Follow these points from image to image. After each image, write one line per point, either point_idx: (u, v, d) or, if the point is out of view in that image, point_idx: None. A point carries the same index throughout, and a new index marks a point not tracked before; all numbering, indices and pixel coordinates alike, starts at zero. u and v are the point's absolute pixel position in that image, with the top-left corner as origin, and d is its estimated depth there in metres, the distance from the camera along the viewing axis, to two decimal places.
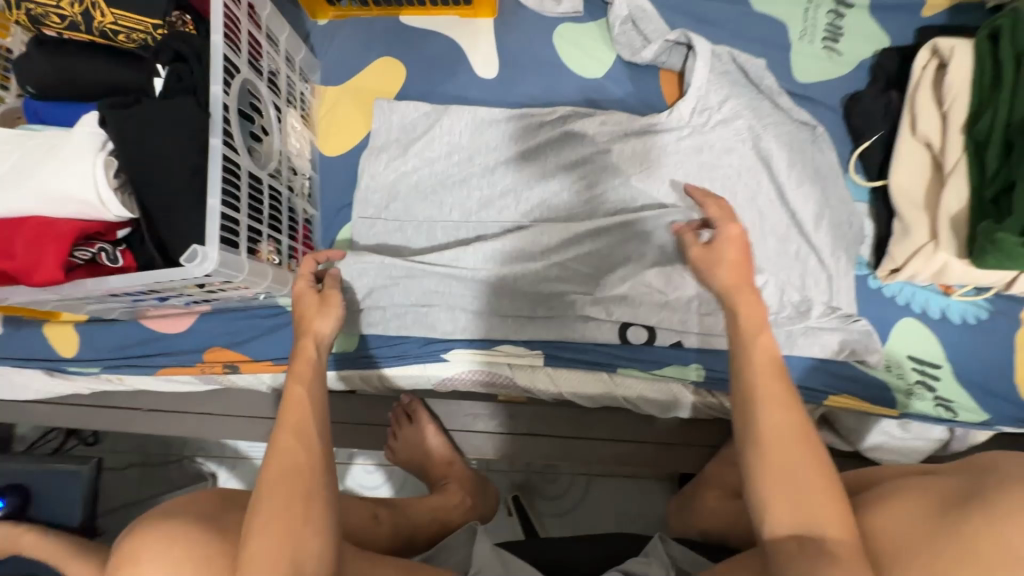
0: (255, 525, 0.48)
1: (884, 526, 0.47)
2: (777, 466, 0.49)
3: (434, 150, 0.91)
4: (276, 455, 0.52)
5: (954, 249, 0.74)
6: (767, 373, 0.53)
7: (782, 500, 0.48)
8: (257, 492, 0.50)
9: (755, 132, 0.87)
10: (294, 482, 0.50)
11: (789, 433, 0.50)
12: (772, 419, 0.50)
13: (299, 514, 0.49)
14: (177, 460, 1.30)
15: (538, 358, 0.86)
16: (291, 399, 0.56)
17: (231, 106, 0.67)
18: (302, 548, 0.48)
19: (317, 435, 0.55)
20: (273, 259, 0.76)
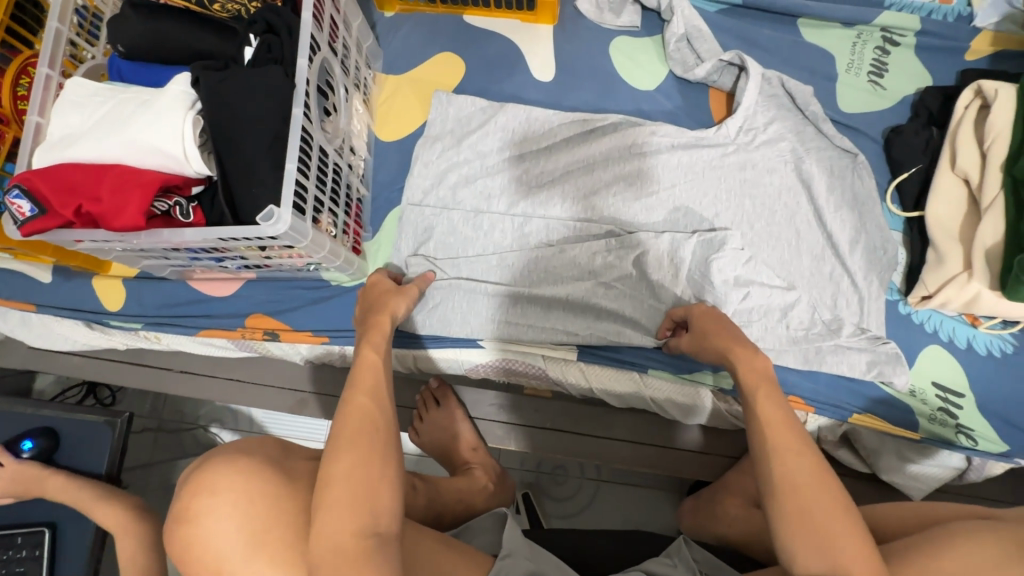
0: (334, 470, 0.51)
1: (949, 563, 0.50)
2: (799, 515, 0.53)
3: (487, 144, 0.95)
4: (350, 412, 0.56)
5: (988, 280, 0.77)
6: (775, 426, 0.58)
7: (808, 543, 0.52)
8: (334, 445, 0.53)
9: (797, 155, 0.90)
10: (367, 436, 0.54)
11: (802, 483, 0.54)
12: (787, 468, 0.55)
13: (374, 466, 0.52)
14: (191, 428, 1.31)
15: (572, 352, 0.88)
16: (363, 366, 0.63)
17: (312, 80, 0.70)
18: (379, 499, 0.51)
19: (387, 397, 0.60)
20: (330, 231, 0.79)
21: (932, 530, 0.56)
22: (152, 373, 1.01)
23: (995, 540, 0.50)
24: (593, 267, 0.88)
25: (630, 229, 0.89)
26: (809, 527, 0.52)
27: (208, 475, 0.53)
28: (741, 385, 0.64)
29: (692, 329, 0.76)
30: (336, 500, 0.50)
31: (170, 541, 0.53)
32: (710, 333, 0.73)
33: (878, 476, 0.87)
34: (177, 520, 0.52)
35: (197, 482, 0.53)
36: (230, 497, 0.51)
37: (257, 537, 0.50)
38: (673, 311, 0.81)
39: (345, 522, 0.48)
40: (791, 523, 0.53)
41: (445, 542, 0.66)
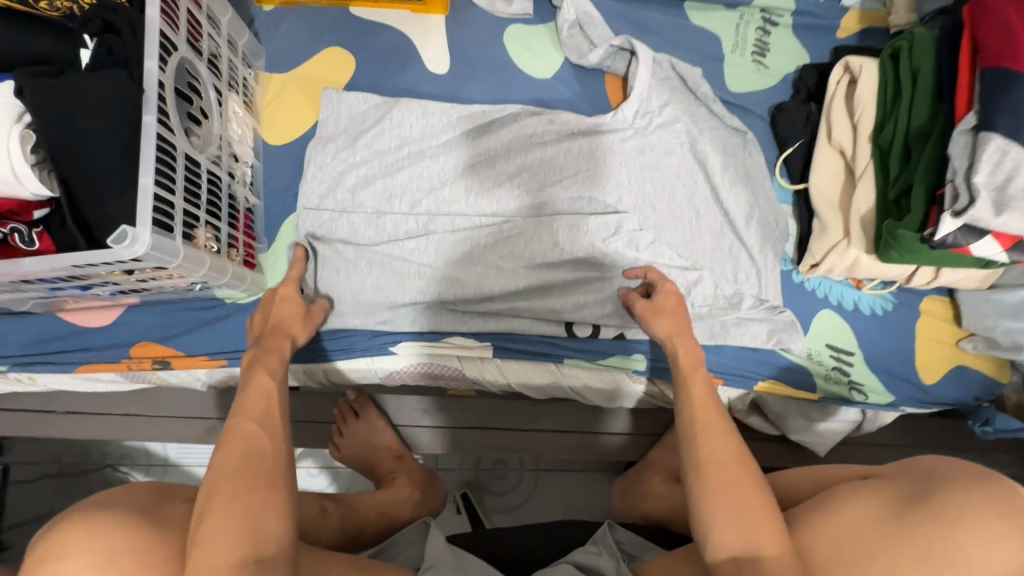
0: (216, 498, 0.51)
1: (847, 522, 0.52)
2: (716, 493, 0.55)
3: (384, 142, 0.90)
4: (237, 440, 0.56)
5: (864, 245, 0.82)
6: (704, 407, 0.63)
7: (723, 519, 0.54)
8: (216, 472, 0.53)
9: (692, 135, 0.92)
10: (256, 464, 0.55)
11: (723, 462, 0.57)
12: (709, 447, 0.59)
13: (261, 494, 0.53)
14: (97, 469, 1.20)
15: (486, 350, 0.87)
16: (255, 389, 0.63)
17: (167, 84, 0.64)
18: (264, 527, 0.51)
19: (278, 424, 0.60)
20: (210, 246, 0.73)
21: (823, 494, 0.59)
22: (32, 418, 0.91)
23: (874, 498, 0.53)
24: (528, 255, 0.86)
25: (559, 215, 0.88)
26: (727, 502, 0.54)
27: (62, 538, 0.49)
28: (679, 368, 0.69)
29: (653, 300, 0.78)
30: (217, 527, 0.49)
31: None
32: (669, 310, 0.76)
33: (787, 438, 0.91)
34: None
35: (50, 547, 0.48)
36: (84, 559, 0.47)
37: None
38: (649, 270, 0.82)
39: (225, 551, 0.48)
40: (710, 501, 0.55)
41: (359, 564, 0.64)
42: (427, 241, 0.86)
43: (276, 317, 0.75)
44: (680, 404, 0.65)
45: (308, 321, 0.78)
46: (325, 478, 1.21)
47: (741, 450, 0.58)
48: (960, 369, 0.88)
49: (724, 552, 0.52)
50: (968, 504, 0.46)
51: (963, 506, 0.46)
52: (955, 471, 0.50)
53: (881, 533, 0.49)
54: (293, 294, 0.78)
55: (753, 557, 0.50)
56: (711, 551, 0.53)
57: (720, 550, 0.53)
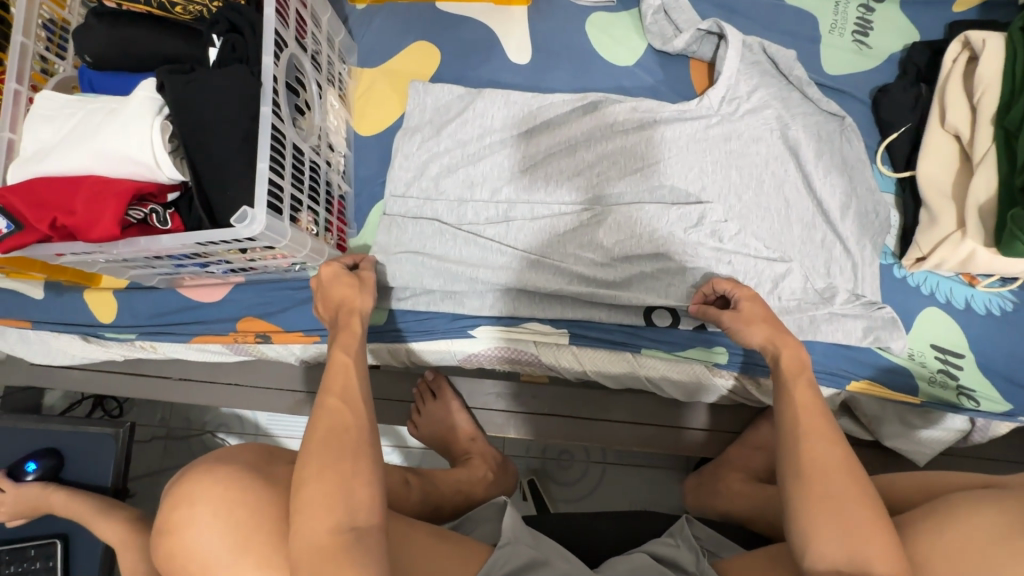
0: (307, 468, 0.54)
1: (961, 534, 0.49)
2: (821, 500, 0.53)
3: (466, 133, 0.93)
4: (321, 416, 0.58)
5: (982, 237, 0.75)
6: (810, 415, 0.58)
7: (828, 530, 0.51)
8: (306, 447, 0.56)
9: (783, 121, 0.88)
10: (338, 437, 0.56)
11: (832, 471, 0.54)
12: (814, 451, 0.55)
13: (348, 466, 0.54)
14: (198, 434, 1.32)
15: (563, 337, 0.87)
16: (336, 368, 0.64)
17: (280, 78, 0.70)
18: (354, 495, 0.53)
19: (359, 397, 0.61)
20: (311, 229, 0.79)
21: (937, 501, 0.55)
22: (152, 382, 1.02)
23: (996, 510, 0.49)
24: (604, 244, 0.86)
25: (637, 202, 0.87)
26: (833, 514, 0.52)
27: (188, 487, 0.56)
28: (779, 373, 0.63)
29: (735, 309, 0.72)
30: (313, 499, 0.52)
31: (158, 554, 0.57)
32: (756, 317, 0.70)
33: (881, 444, 0.86)
34: (162, 533, 0.56)
35: (178, 495, 0.56)
36: (206, 509, 0.55)
37: (243, 547, 0.53)
38: (717, 282, 0.77)
39: (322, 521, 0.51)
40: (813, 509, 0.53)
41: (443, 536, 0.68)
42: (510, 226, 0.88)
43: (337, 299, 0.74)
44: (783, 407, 0.60)
45: (364, 292, 0.75)
46: (397, 456, 1.27)
47: (851, 458, 0.55)
48: None
49: (826, 565, 0.51)
50: None
51: None
52: None
53: (1011, 549, 0.45)
54: (341, 270, 0.76)
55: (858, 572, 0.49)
56: (810, 562, 0.52)
57: (822, 560, 0.51)
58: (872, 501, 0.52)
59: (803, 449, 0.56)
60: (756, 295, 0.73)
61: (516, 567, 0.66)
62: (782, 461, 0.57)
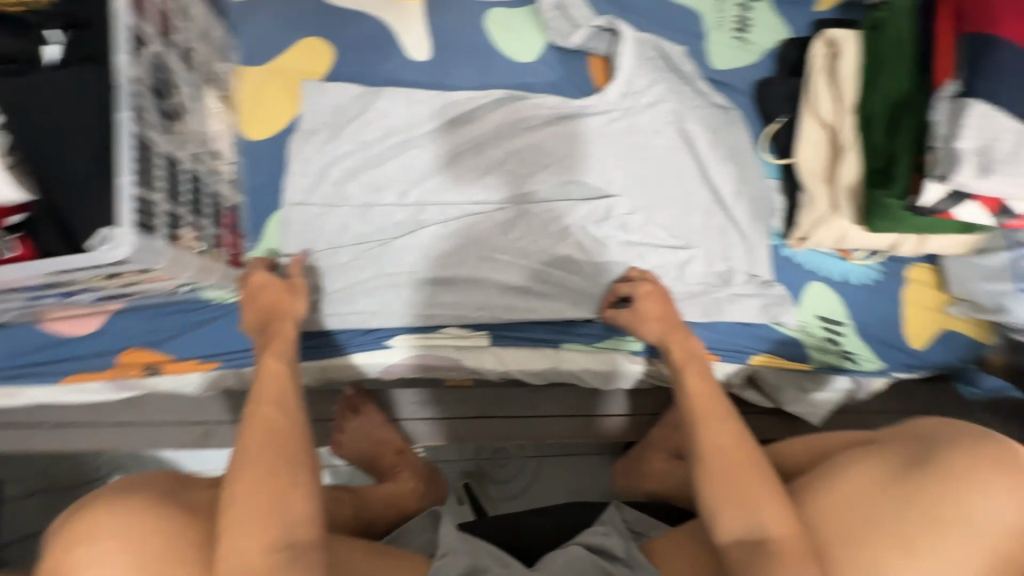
0: (237, 483, 0.51)
1: (855, 487, 0.57)
2: (719, 477, 0.58)
3: (369, 134, 0.89)
4: (253, 426, 0.56)
5: (852, 216, 0.83)
6: (703, 400, 0.65)
7: (728, 505, 0.56)
8: (240, 458, 0.53)
9: (679, 114, 0.92)
10: (274, 448, 0.55)
11: (727, 449, 0.59)
12: (711, 434, 0.61)
13: (283, 477, 0.53)
14: (89, 481, 1.17)
15: (483, 339, 0.86)
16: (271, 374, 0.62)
17: (141, 79, 0.62)
18: (289, 509, 0.51)
19: (293, 404, 0.60)
20: (196, 246, 0.71)
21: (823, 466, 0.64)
22: (19, 432, 0.89)
23: (879, 464, 0.58)
24: (518, 243, 0.86)
25: (546, 199, 0.88)
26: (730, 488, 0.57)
27: (84, 526, 0.49)
28: (675, 366, 0.71)
29: (633, 307, 0.78)
30: (246, 517, 0.49)
31: None
32: (653, 316, 0.77)
33: (782, 410, 0.93)
34: None
35: (72, 536, 0.49)
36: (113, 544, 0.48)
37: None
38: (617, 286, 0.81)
39: (255, 539, 0.49)
40: (714, 487, 0.57)
41: (376, 551, 0.65)
42: (421, 229, 0.85)
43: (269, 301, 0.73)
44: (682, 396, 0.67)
45: (294, 294, 0.74)
46: (325, 476, 1.20)
47: (742, 433, 0.61)
48: (945, 334, 0.90)
49: (731, 536, 0.55)
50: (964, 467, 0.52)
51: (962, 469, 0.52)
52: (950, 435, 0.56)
53: (894, 496, 0.54)
54: (270, 277, 0.74)
55: (760, 539, 0.53)
56: (720, 537, 0.56)
57: (727, 533, 0.55)
58: (765, 471, 0.57)
59: (701, 435, 0.61)
60: (656, 288, 0.78)
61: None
62: (689, 450, 0.62)
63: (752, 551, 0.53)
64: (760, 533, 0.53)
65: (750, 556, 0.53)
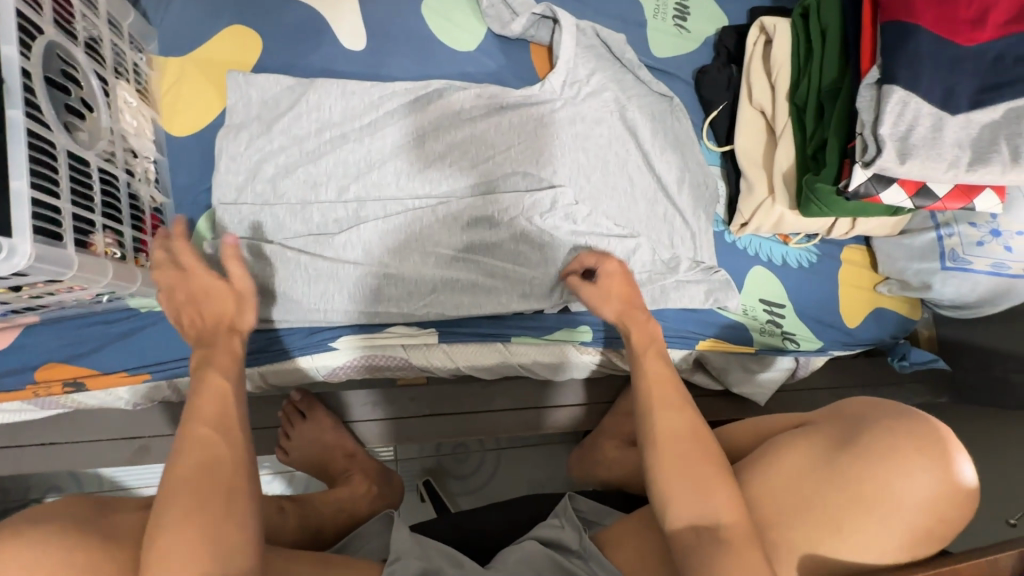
0: (164, 524, 0.47)
1: (790, 468, 0.60)
2: (675, 465, 0.58)
3: (302, 127, 0.85)
4: (184, 454, 0.51)
5: (788, 202, 0.84)
6: (660, 386, 0.64)
7: (682, 493, 0.56)
8: (170, 488, 0.49)
9: (621, 104, 0.92)
10: (210, 478, 0.50)
11: (681, 439, 0.60)
12: (666, 422, 0.61)
13: (221, 505, 0.49)
14: (19, 505, 1.09)
15: (432, 336, 0.84)
16: (213, 384, 0.57)
17: (34, 73, 0.57)
18: (227, 541, 0.48)
19: (235, 424, 0.56)
20: (112, 253, 0.67)
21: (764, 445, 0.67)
22: None
23: (812, 445, 0.61)
24: (462, 237, 0.84)
25: (490, 191, 0.86)
26: (684, 477, 0.57)
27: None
28: (632, 346, 0.69)
29: (597, 280, 0.75)
30: (175, 561, 0.45)
31: None
32: (614, 294, 0.74)
33: (730, 392, 0.96)
34: None
35: None
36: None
37: None
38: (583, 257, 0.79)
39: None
40: (668, 477, 0.58)
41: (323, 560, 0.63)
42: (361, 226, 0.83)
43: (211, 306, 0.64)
44: (640, 380, 0.65)
45: (245, 305, 0.65)
46: (279, 483, 1.16)
47: (696, 420, 0.61)
48: (878, 311, 0.94)
49: (684, 523, 0.56)
50: (886, 445, 0.56)
51: (885, 448, 0.56)
52: (875, 413, 0.60)
53: (824, 477, 0.57)
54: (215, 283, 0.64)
55: (711, 527, 0.54)
56: (671, 525, 0.56)
57: (679, 520, 0.56)
58: (715, 458, 0.58)
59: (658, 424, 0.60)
60: (623, 267, 0.76)
61: None
62: (641, 438, 0.62)
63: (705, 538, 0.54)
64: (710, 519, 0.55)
65: (701, 543, 0.54)
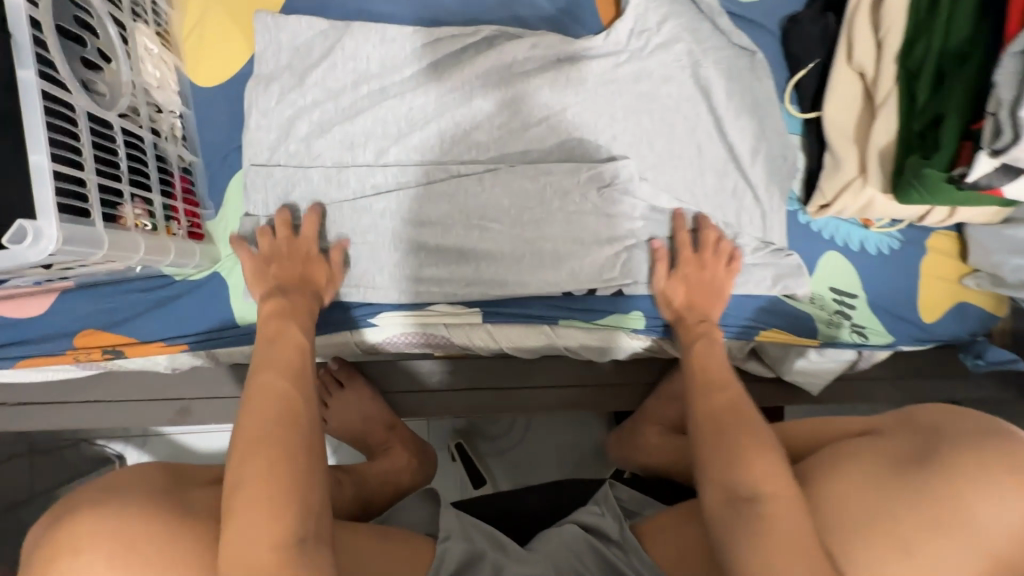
0: (246, 452, 0.52)
1: (852, 482, 0.56)
2: (714, 440, 0.62)
3: (338, 78, 0.77)
4: (255, 399, 0.57)
5: (880, 185, 0.74)
6: (705, 371, 0.72)
7: (720, 465, 0.60)
8: (249, 426, 0.55)
9: (694, 58, 0.81)
10: (277, 422, 0.55)
11: (721, 414, 0.65)
12: (706, 400, 0.68)
13: (294, 443, 0.54)
14: (72, 444, 1.18)
15: (475, 316, 0.80)
16: (280, 344, 0.65)
17: (45, 23, 0.50)
18: (304, 480, 0.52)
19: (310, 384, 0.63)
20: (144, 225, 0.62)
21: (820, 454, 0.63)
22: None
23: (878, 458, 0.57)
24: (510, 211, 0.78)
25: (542, 158, 0.80)
26: (722, 450, 0.61)
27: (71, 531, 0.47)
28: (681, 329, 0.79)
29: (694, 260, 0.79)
30: (251, 488, 0.50)
31: None
32: (696, 285, 0.79)
33: (784, 381, 0.91)
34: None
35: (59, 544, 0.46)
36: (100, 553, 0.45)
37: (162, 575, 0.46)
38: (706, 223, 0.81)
39: (262, 510, 0.48)
40: (710, 450, 0.62)
41: (383, 531, 0.64)
42: (404, 195, 0.77)
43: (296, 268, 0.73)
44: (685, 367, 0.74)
45: (329, 275, 0.75)
46: None
47: (736, 401, 0.67)
48: (960, 306, 0.85)
49: (720, 496, 0.58)
50: (971, 471, 0.50)
51: (968, 473, 0.50)
52: (958, 430, 0.55)
53: (889, 492, 0.53)
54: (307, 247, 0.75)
55: (751, 497, 0.55)
56: (708, 499, 0.59)
57: (716, 493, 0.58)
58: (760, 434, 0.61)
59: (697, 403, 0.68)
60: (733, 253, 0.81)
61: (455, 566, 0.63)
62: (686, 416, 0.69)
63: (740, 507, 0.56)
64: (753, 492, 0.56)
65: (736, 511, 0.55)
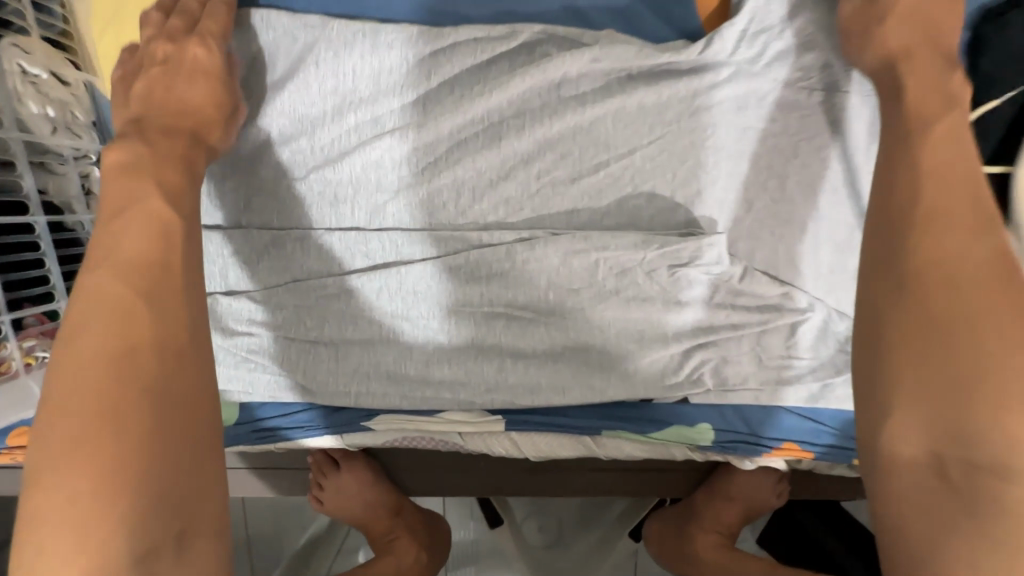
0: (52, 416, 0.34)
1: None
2: (926, 322, 0.36)
3: (319, 104, 0.56)
4: (77, 336, 0.37)
5: None
6: (948, 190, 0.39)
7: (924, 383, 0.35)
8: (63, 374, 0.36)
9: (831, 78, 0.56)
10: (104, 376, 0.36)
11: (969, 303, 0.35)
12: (943, 248, 0.37)
13: (122, 407, 0.35)
14: None
15: (497, 424, 0.62)
16: (133, 218, 0.41)
17: None
18: (143, 465, 0.35)
19: (172, 284, 0.40)
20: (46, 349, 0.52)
21: None
22: None
23: None
24: (546, 295, 0.58)
25: (597, 220, 0.58)
26: (928, 348, 0.35)
27: None
28: (902, 127, 0.43)
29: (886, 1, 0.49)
30: (67, 478, 0.34)
31: None
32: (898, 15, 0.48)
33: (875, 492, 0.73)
34: None
35: None
36: None
37: None
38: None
39: (73, 512, 0.33)
40: (911, 349, 0.36)
41: None
42: (407, 270, 0.58)
43: (178, 105, 0.49)
44: (898, 164, 0.41)
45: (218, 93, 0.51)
46: None
47: (1003, 256, 0.36)
48: None
49: (913, 451, 0.35)
50: None
51: None
52: None
53: None
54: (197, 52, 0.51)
55: (977, 465, 0.33)
56: (896, 447, 0.36)
57: (907, 446, 0.35)
58: None
59: (917, 249, 0.38)
60: None
61: None
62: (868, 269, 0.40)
63: (955, 481, 0.33)
64: (990, 456, 0.33)
65: (957, 487, 0.33)
